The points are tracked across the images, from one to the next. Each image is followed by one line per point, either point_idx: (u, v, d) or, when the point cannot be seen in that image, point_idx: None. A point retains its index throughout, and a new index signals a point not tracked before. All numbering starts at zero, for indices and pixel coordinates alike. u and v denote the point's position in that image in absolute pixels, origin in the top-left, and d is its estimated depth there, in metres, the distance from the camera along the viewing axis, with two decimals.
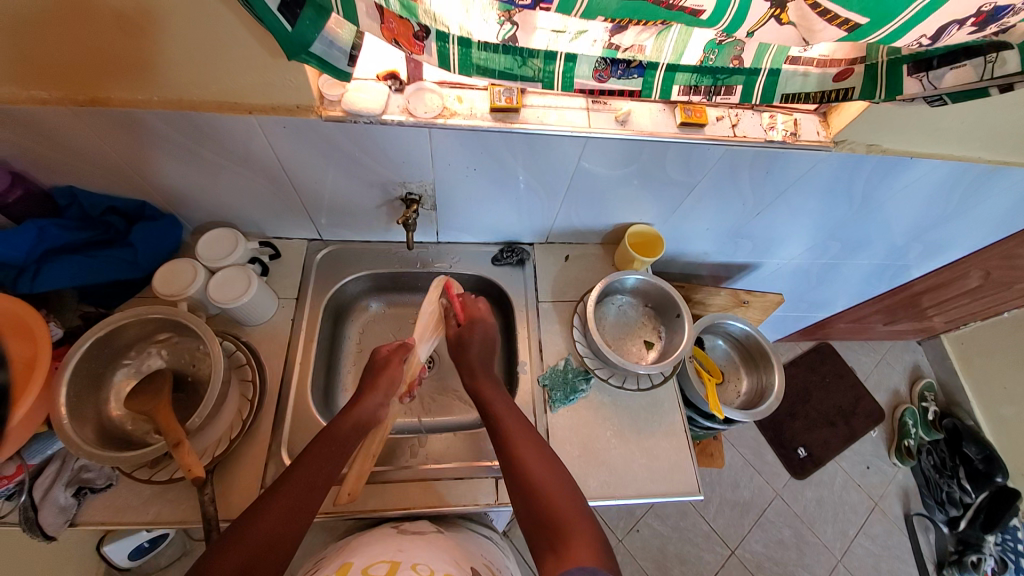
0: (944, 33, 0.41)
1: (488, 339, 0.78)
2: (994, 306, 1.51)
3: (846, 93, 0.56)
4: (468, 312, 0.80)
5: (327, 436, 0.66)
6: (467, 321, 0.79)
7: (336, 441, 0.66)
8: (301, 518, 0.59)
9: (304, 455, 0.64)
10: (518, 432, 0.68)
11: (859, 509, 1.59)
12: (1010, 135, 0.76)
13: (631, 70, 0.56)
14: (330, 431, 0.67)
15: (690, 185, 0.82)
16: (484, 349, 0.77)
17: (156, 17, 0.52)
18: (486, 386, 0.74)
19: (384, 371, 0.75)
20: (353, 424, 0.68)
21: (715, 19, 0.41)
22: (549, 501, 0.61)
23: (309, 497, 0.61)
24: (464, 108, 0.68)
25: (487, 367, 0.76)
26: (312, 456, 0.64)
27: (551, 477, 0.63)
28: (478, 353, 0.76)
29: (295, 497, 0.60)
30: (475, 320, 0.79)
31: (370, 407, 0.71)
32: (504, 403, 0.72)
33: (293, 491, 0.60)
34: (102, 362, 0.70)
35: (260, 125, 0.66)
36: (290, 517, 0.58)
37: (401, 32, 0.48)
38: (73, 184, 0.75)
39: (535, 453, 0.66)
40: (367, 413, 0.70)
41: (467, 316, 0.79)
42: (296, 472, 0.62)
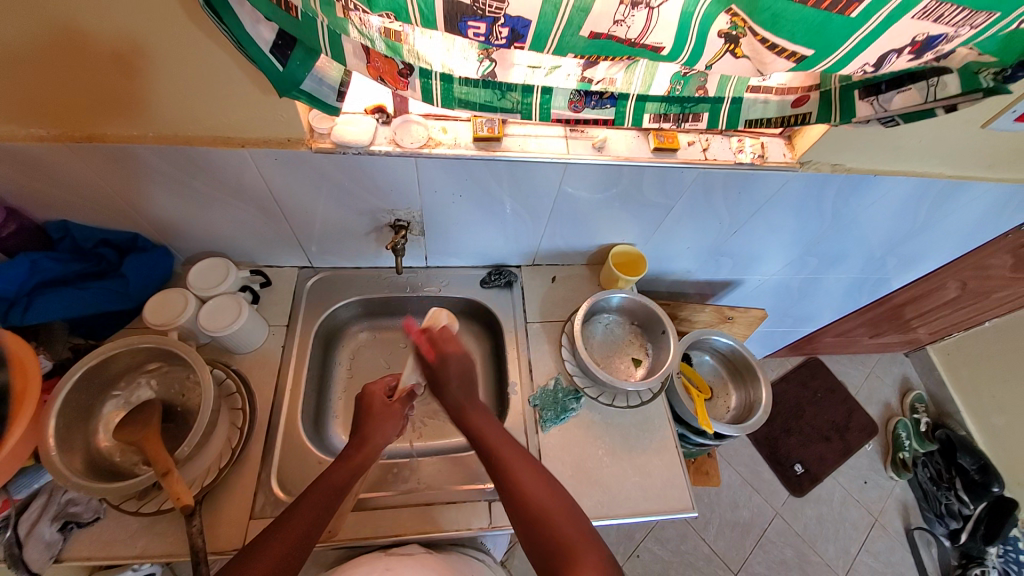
0: (885, 61, 0.44)
1: (465, 370, 0.73)
2: (973, 316, 1.55)
3: (804, 117, 0.60)
4: (437, 347, 0.72)
5: (323, 484, 0.65)
6: (438, 359, 0.72)
7: (336, 488, 0.65)
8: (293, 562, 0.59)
9: (300, 502, 0.63)
10: (503, 445, 0.69)
11: (859, 525, 1.58)
12: (967, 152, 0.80)
13: (604, 100, 0.61)
14: (327, 478, 0.66)
15: (668, 206, 0.85)
16: (462, 381, 0.73)
17: (152, 57, 0.55)
18: (476, 415, 0.72)
19: (385, 414, 0.73)
20: (352, 471, 0.67)
21: (675, 53, 0.44)
22: (557, 529, 0.61)
23: (302, 547, 0.60)
24: (449, 138, 0.71)
25: (470, 397, 0.73)
26: (310, 504, 0.63)
27: (554, 505, 0.63)
28: (459, 389, 0.73)
29: (289, 545, 0.59)
30: (446, 355, 0.72)
31: (376, 449, 0.71)
32: (499, 435, 0.70)
33: (287, 540, 0.59)
34: (90, 394, 0.70)
35: (252, 157, 0.68)
36: (282, 567, 0.58)
37: (387, 70, 0.51)
38: (66, 217, 0.76)
39: (534, 478, 0.66)
40: (374, 455, 0.70)
41: (436, 355, 0.72)
42: (291, 521, 0.61)
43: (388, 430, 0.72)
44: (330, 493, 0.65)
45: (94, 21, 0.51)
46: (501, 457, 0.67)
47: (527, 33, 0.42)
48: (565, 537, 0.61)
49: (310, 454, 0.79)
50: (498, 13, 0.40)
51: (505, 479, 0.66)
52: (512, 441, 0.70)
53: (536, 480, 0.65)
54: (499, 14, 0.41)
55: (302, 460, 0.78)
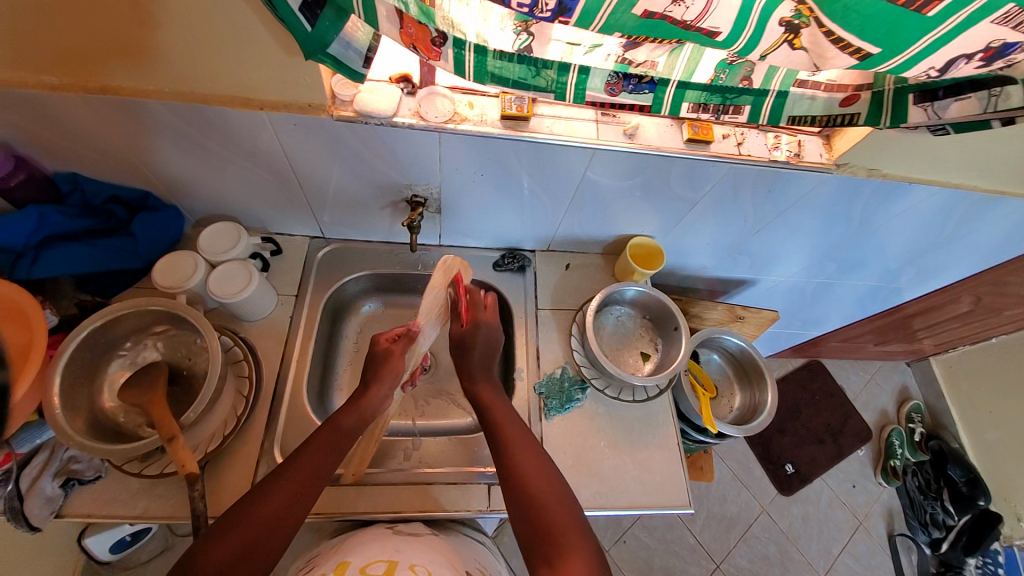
0: (952, 66, 0.41)
1: (492, 340, 0.76)
2: (982, 332, 1.54)
3: (852, 118, 0.57)
4: (473, 313, 0.76)
5: (331, 425, 0.66)
6: (472, 325, 0.75)
7: (343, 430, 0.66)
8: (301, 502, 0.59)
9: (309, 443, 0.64)
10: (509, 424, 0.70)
11: (844, 527, 1.60)
12: (1007, 166, 0.77)
13: (642, 85, 0.58)
14: (332, 421, 0.66)
15: (693, 201, 0.83)
16: (487, 352, 0.76)
17: (167, 6, 0.52)
18: (486, 390, 0.74)
19: (385, 362, 0.72)
20: (358, 415, 0.68)
21: (731, 40, 0.41)
22: (554, 523, 0.60)
23: (313, 484, 0.61)
24: (475, 114, 0.68)
25: (486, 370, 0.76)
26: (316, 445, 0.63)
27: (554, 496, 0.63)
28: (481, 355, 0.75)
29: (299, 483, 0.60)
30: (478, 322, 0.75)
31: (377, 399, 0.70)
32: (513, 420, 0.71)
33: (298, 477, 0.60)
34: (97, 352, 0.70)
35: (270, 121, 0.66)
36: (294, 501, 0.59)
37: (420, 38, 0.48)
38: (76, 170, 0.74)
39: (536, 468, 0.65)
40: (375, 404, 0.69)
41: (471, 319, 0.75)
42: (304, 457, 0.62)
43: (388, 380, 0.71)
44: (336, 434, 0.65)
45: None
46: (510, 445, 0.67)
47: (575, 7, 0.39)
48: (560, 527, 0.60)
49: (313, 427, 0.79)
50: None
51: (510, 467, 0.65)
52: (518, 427, 0.70)
53: (536, 469, 0.65)
54: None
55: (304, 432, 0.78)
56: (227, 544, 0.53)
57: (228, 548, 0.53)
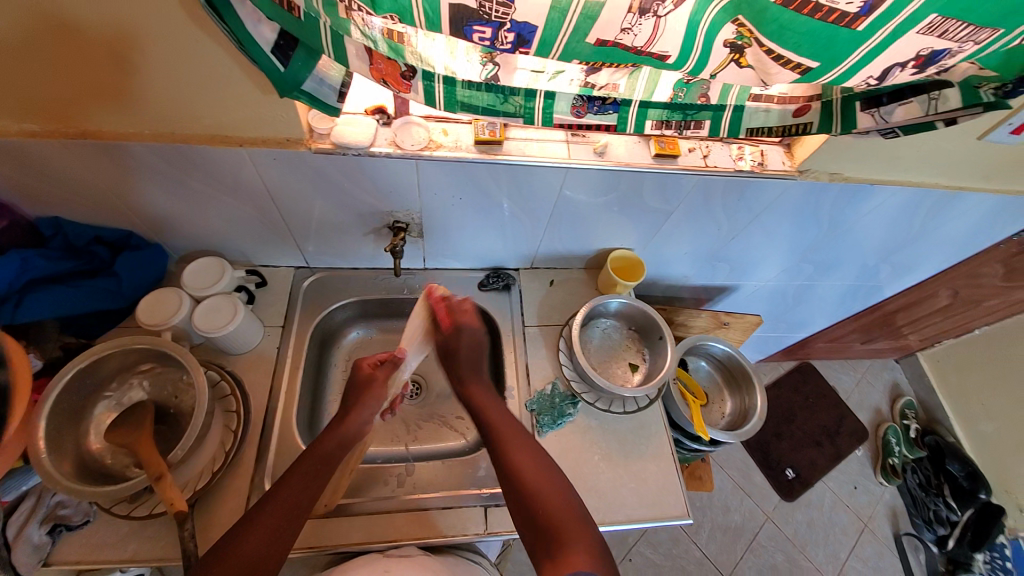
0: (889, 74, 0.44)
1: (475, 341, 0.76)
2: (963, 324, 1.57)
3: (805, 127, 0.60)
4: (453, 317, 0.77)
5: (314, 454, 0.65)
6: (453, 329, 0.76)
7: (324, 458, 0.65)
8: (284, 536, 0.59)
9: (289, 475, 0.63)
10: (500, 422, 0.70)
11: (848, 529, 1.59)
12: (962, 163, 0.81)
13: (607, 105, 0.61)
14: (315, 450, 0.66)
15: (667, 212, 0.86)
16: (471, 356, 0.75)
17: (146, 53, 0.54)
18: (477, 389, 0.74)
19: (369, 387, 0.72)
20: (338, 441, 0.67)
21: (681, 62, 0.44)
22: (557, 518, 0.61)
23: (294, 517, 0.60)
24: (450, 140, 0.71)
25: (474, 370, 0.75)
26: (296, 477, 0.62)
27: (551, 489, 0.64)
28: (466, 358, 0.75)
29: (280, 517, 0.59)
30: (460, 326, 0.76)
31: (358, 422, 0.69)
32: (506, 418, 0.70)
33: (278, 511, 0.59)
34: (82, 395, 0.69)
35: (251, 157, 0.68)
36: (276, 535, 0.58)
37: (389, 72, 0.50)
38: (59, 214, 0.75)
39: (533, 464, 0.66)
40: (356, 428, 0.69)
41: (451, 324, 0.76)
42: (284, 491, 0.61)
43: (370, 405, 0.71)
44: (320, 463, 0.65)
45: (80, 7, 0.49)
46: (504, 445, 0.67)
47: (533, 39, 0.42)
48: (564, 521, 0.61)
49: None
50: (504, 19, 0.40)
51: (505, 463, 0.66)
52: (519, 427, 0.70)
53: (534, 465, 0.66)
54: (505, 20, 0.40)
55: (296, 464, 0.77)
56: None
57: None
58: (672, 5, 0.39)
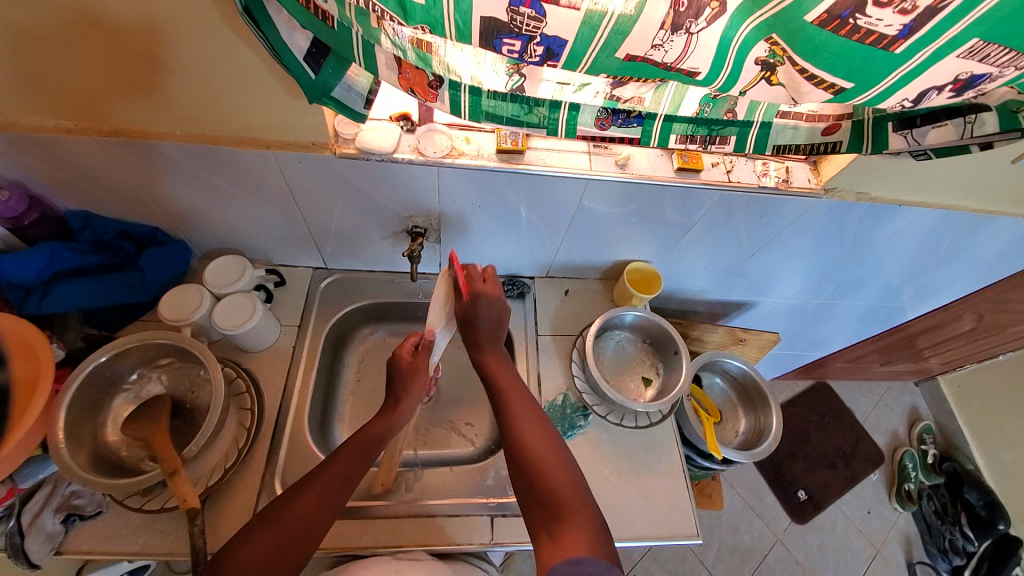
0: (925, 97, 0.43)
1: (497, 312, 0.71)
2: (988, 350, 1.52)
3: (834, 146, 0.59)
4: (473, 286, 0.72)
5: (364, 434, 0.65)
6: (472, 299, 0.71)
7: (374, 438, 0.65)
8: (331, 507, 0.59)
9: (339, 452, 0.63)
10: (513, 394, 0.69)
11: (861, 555, 1.55)
12: (993, 186, 0.79)
13: (631, 119, 0.60)
14: (365, 429, 0.66)
15: (687, 226, 0.85)
16: (491, 322, 0.72)
17: (181, 56, 0.56)
18: (493, 358, 0.72)
19: (414, 374, 0.71)
20: (384, 427, 0.67)
21: (711, 78, 0.44)
22: (558, 492, 0.60)
23: (343, 489, 0.61)
24: (472, 149, 0.71)
25: (493, 334, 0.72)
26: (345, 455, 0.63)
27: (555, 464, 0.62)
28: (486, 326, 0.71)
29: (331, 487, 0.60)
30: (478, 295, 0.71)
31: (409, 409, 0.69)
32: (518, 391, 0.69)
33: (328, 481, 0.60)
34: (101, 387, 0.71)
35: (276, 159, 0.69)
36: (323, 506, 0.58)
37: (417, 81, 0.51)
38: (88, 209, 0.77)
39: (540, 439, 0.64)
40: (406, 415, 0.69)
41: (470, 293, 0.71)
42: (335, 463, 0.62)
43: (417, 391, 0.71)
44: (369, 442, 0.65)
45: (116, 7, 0.50)
46: (512, 414, 0.66)
47: (562, 53, 0.42)
48: (565, 497, 0.59)
49: (314, 458, 0.79)
50: (535, 32, 0.40)
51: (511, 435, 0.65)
52: (533, 404, 0.68)
53: (541, 439, 0.64)
54: (535, 33, 0.40)
55: (305, 463, 0.78)
56: (262, 544, 0.54)
57: (266, 543, 0.54)
58: (704, 23, 0.39)
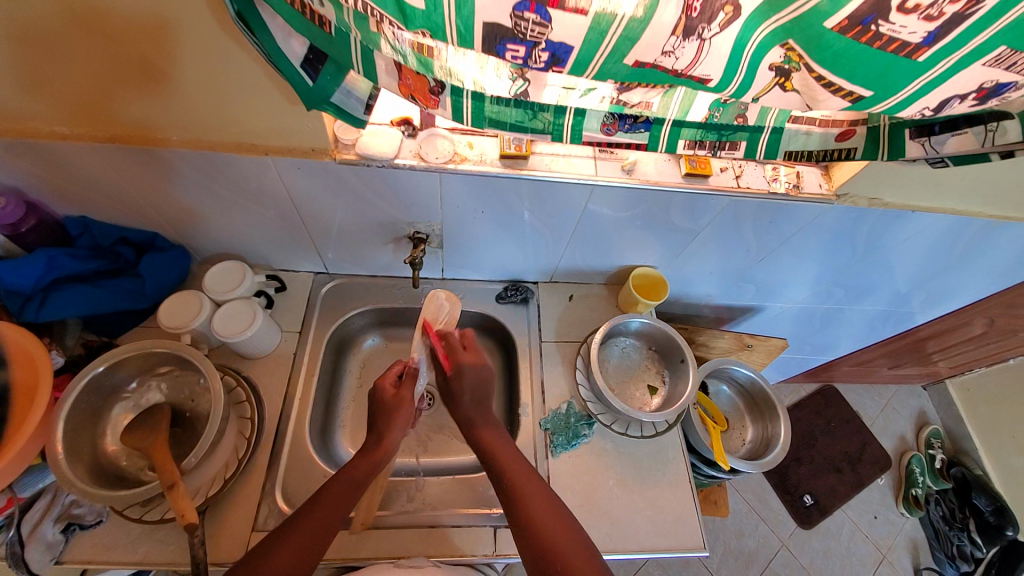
0: (946, 105, 0.41)
1: (481, 379, 0.72)
2: (999, 355, 1.50)
3: (849, 152, 0.57)
4: (453, 359, 0.72)
5: (342, 478, 0.63)
6: (454, 371, 0.71)
7: (356, 483, 0.64)
8: (312, 556, 0.58)
9: (320, 495, 0.62)
10: (503, 450, 0.68)
11: (868, 561, 1.53)
12: (1009, 192, 0.77)
13: (638, 124, 0.58)
14: (344, 475, 0.64)
15: (694, 232, 0.83)
16: (476, 395, 0.72)
17: (178, 62, 0.54)
18: (488, 434, 0.70)
19: (397, 410, 0.69)
20: (371, 467, 0.65)
21: (722, 85, 0.42)
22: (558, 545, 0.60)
23: (323, 539, 0.59)
24: (475, 154, 0.70)
25: (483, 410, 0.71)
26: (327, 496, 0.62)
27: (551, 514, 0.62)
28: (470, 402, 0.71)
29: (310, 538, 0.58)
30: (461, 366, 0.72)
31: (392, 445, 0.68)
32: (506, 447, 0.69)
33: (308, 532, 0.59)
34: (101, 396, 0.70)
35: (275, 165, 0.68)
36: (303, 556, 0.57)
37: (418, 87, 0.49)
38: (87, 214, 0.76)
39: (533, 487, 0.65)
40: (391, 449, 0.68)
41: (452, 366, 0.72)
42: (315, 512, 0.60)
43: (400, 426, 0.69)
44: (350, 486, 0.63)
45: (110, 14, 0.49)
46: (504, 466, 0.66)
47: (568, 59, 0.40)
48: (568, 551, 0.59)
49: (314, 466, 0.78)
50: (540, 38, 0.39)
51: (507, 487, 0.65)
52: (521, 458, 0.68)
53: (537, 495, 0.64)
54: (541, 39, 0.39)
55: (306, 473, 0.77)
56: None
57: None
58: (718, 29, 0.37)
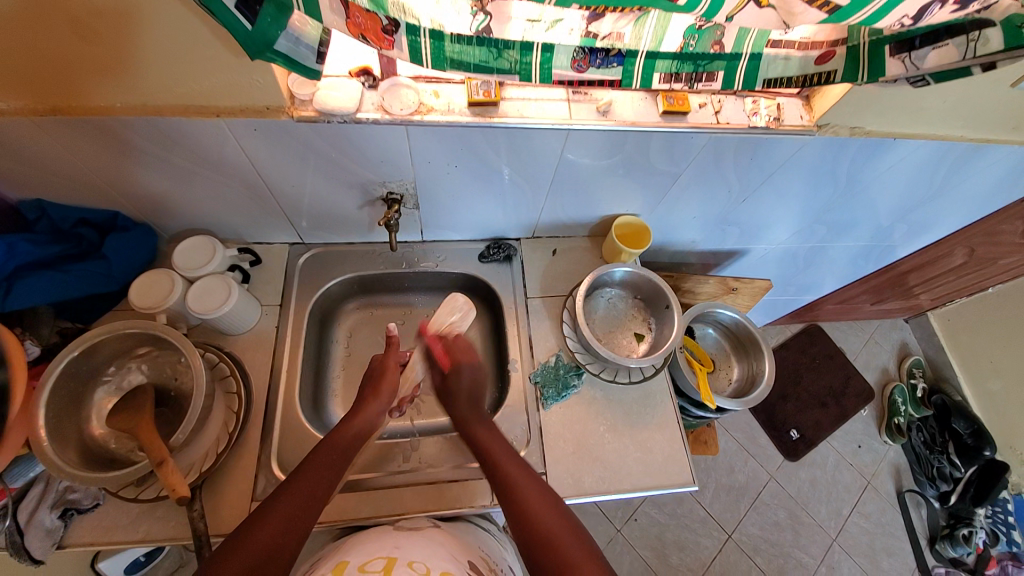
0: (926, 12, 0.40)
1: (476, 378, 0.78)
2: (979, 283, 1.53)
3: (828, 75, 0.55)
4: (453, 357, 0.79)
5: (325, 447, 0.64)
6: (452, 369, 0.78)
7: (341, 450, 0.65)
8: (303, 523, 0.58)
9: (306, 465, 0.63)
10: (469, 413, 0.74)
11: (852, 487, 1.61)
12: (992, 113, 0.76)
13: (610, 58, 0.54)
14: (330, 439, 0.66)
15: (675, 174, 0.81)
16: (473, 394, 0.76)
17: (106, 18, 0.50)
18: (488, 434, 0.71)
19: (384, 376, 0.76)
20: (355, 432, 0.68)
21: (693, 3, 0.39)
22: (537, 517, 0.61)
23: (314, 504, 0.60)
24: (441, 104, 0.66)
25: (476, 410, 0.75)
26: (314, 465, 0.62)
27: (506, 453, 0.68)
28: (466, 401, 0.75)
29: (298, 505, 0.58)
30: (459, 365, 0.78)
31: (369, 417, 0.70)
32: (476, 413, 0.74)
33: (295, 500, 0.59)
34: (80, 381, 0.68)
35: (229, 128, 0.63)
36: (294, 522, 0.57)
37: (370, 28, 0.46)
38: (41, 196, 0.72)
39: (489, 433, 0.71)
40: (368, 421, 0.70)
41: (450, 363, 0.78)
42: (300, 481, 0.60)
43: (382, 398, 0.73)
44: (334, 452, 0.65)
45: None
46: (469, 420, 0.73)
47: None
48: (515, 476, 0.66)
49: (308, 435, 0.78)
50: None
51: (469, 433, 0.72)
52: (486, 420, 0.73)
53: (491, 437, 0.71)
54: None
55: (300, 441, 0.77)
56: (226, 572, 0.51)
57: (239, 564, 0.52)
58: None
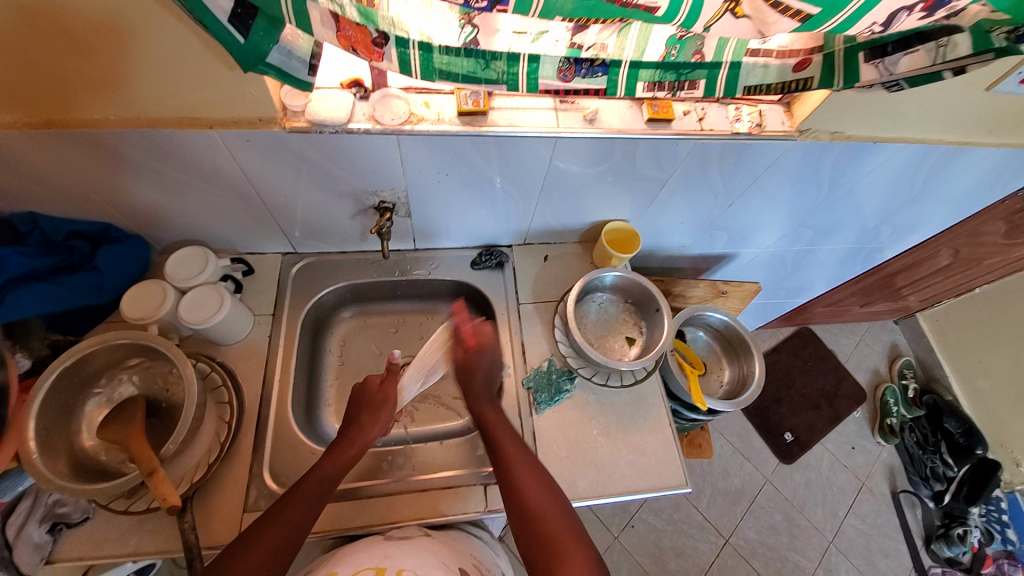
0: (895, 19, 0.42)
1: (494, 366, 0.78)
2: (966, 283, 1.55)
3: (806, 83, 0.57)
4: (478, 337, 0.79)
5: (313, 477, 0.64)
6: (478, 348, 0.78)
7: (328, 480, 0.65)
8: (286, 556, 0.58)
9: (292, 495, 0.62)
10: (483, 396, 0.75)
11: (847, 489, 1.62)
12: (967, 117, 0.78)
13: (595, 68, 0.56)
14: (318, 470, 0.65)
15: (662, 180, 0.83)
16: (489, 375, 0.77)
17: (101, 32, 0.51)
18: (493, 412, 0.73)
19: (382, 405, 0.74)
20: (346, 462, 0.68)
21: (670, 15, 0.41)
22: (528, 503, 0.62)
23: (294, 540, 0.59)
24: (431, 113, 0.68)
25: (490, 390, 0.76)
26: (300, 496, 0.62)
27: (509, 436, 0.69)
28: (482, 379, 0.76)
29: (282, 537, 0.58)
30: (484, 346, 0.78)
31: (365, 442, 0.71)
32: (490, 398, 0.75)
33: (280, 531, 0.59)
34: (70, 393, 0.68)
35: (222, 140, 0.64)
36: (279, 555, 0.57)
37: (359, 40, 0.47)
38: (32, 209, 0.72)
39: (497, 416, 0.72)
40: (363, 445, 0.70)
41: (477, 343, 0.78)
42: (285, 512, 0.60)
43: (382, 423, 0.73)
44: (322, 485, 0.64)
45: None
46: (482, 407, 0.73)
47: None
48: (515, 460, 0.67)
49: (301, 444, 0.78)
50: None
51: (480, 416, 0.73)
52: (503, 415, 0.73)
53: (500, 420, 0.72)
54: None
55: (293, 450, 0.77)
56: None
57: None
58: None
